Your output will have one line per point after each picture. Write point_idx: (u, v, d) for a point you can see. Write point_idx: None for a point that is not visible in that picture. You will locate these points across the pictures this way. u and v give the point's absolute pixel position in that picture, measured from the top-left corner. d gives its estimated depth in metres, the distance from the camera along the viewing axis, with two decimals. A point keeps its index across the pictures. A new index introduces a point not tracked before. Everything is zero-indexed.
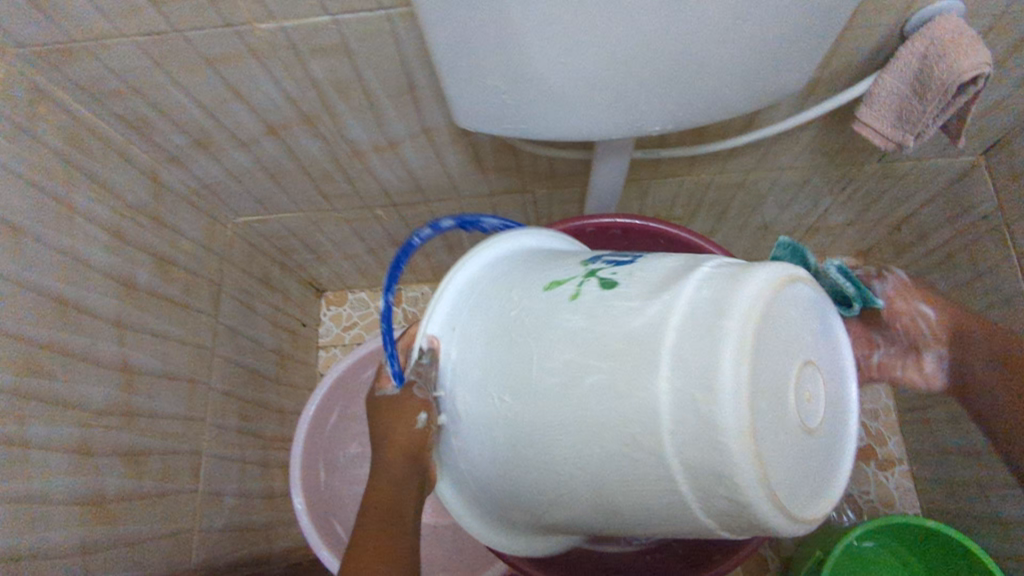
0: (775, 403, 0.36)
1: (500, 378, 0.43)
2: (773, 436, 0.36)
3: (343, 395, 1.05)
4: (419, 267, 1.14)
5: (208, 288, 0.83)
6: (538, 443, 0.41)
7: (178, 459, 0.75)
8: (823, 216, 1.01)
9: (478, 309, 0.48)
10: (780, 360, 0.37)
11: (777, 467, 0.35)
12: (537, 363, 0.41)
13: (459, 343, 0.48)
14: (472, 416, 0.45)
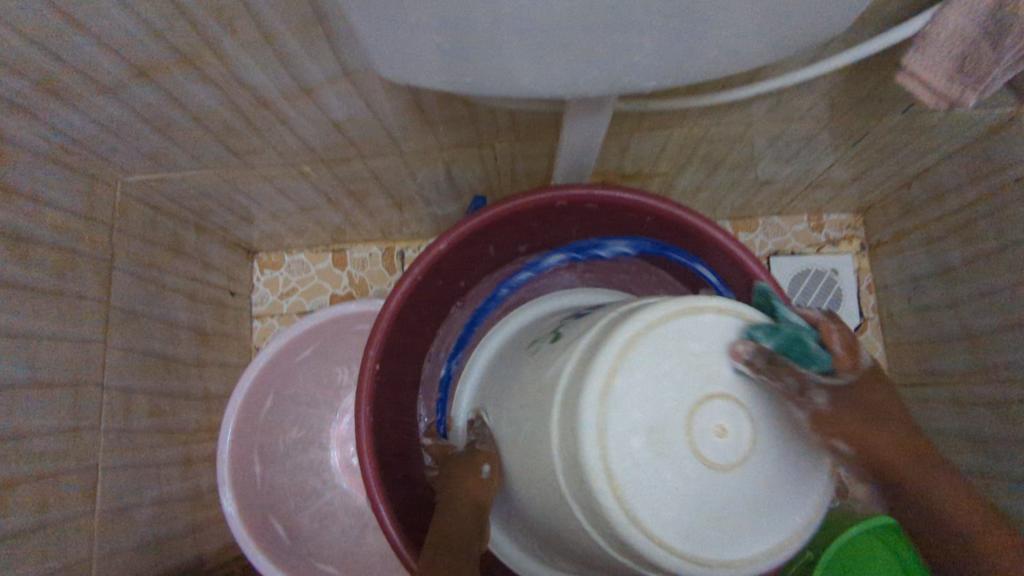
0: (657, 440, 0.39)
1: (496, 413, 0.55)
2: (640, 473, 0.39)
3: (278, 378, 0.90)
4: (364, 226, 0.99)
5: (93, 267, 0.68)
6: (515, 473, 0.50)
7: (64, 481, 0.62)
8: (825, 171, 0.89)
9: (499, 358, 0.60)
10: (672, 381, 0.41)
11: (616, 489, 0.39)
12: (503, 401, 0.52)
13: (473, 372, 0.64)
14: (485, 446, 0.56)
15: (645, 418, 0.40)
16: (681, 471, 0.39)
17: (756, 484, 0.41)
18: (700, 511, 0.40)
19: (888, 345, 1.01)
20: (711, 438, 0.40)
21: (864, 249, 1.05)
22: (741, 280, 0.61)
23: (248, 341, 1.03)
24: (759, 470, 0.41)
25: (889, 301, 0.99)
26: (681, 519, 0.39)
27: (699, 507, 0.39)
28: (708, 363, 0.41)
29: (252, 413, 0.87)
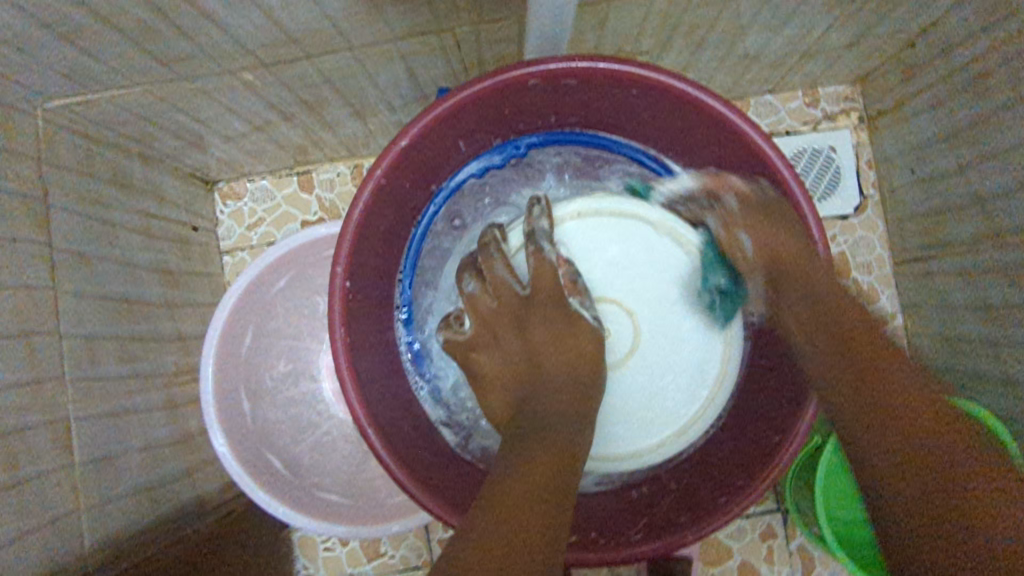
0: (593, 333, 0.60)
1: (623, 334, 0.61)
2: (619, 333, 0.61)
3: (256, 312, 0.87)
4: (327, 143, 0.92)
5: (30, 207, 0.62)
6: (638, 378, 0.62)
7: (32, 436, 0.58)
8: (821, 36, 0.81)
9: (625, 270, 0.62)
10: (630, 277, 0.62)
11: (616, 343, 0.61)
12: (646, 315, 0.62)
13: (617, 285, 0.61)
14: (620, 340, 0.61)
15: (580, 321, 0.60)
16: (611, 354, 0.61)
17: (664, 351, 0.62)
18: (646, 380, 0.62)
19: (890, 222, 0.97)
20: (614, 338, 0.61)
21: (862, 122, 0.98)
22: (743, 154, 0.57)
23: (219, 277, 0.98)
24: (678, 335, 0.62)
25: (892, 176, 0.94)
26: (631, 417, 0.62)
27: (638, 378, 0.62)
28: (591, 271, 0.61)
29: (232, 350, 0.84)
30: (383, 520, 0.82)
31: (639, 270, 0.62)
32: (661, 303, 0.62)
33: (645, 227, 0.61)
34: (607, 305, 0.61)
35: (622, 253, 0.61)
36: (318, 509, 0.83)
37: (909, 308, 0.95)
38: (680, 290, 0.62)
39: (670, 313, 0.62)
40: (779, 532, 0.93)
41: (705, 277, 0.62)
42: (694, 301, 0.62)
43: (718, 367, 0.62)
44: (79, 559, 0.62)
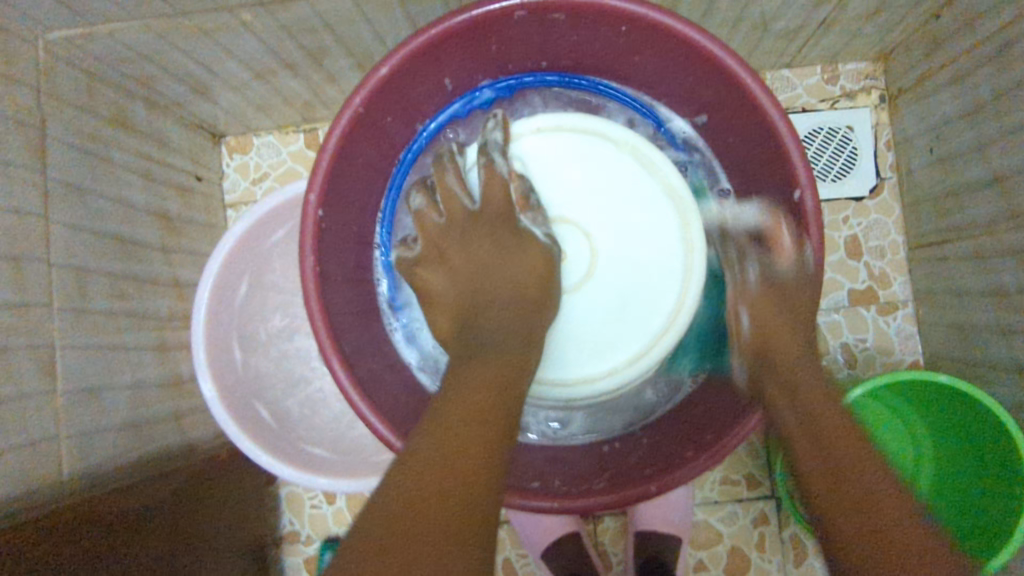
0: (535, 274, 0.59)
1: (578, 253, 0.60)
2: (574, 253, 0.60)
3: (253, 260, 0.87)
4: (334, 100, 0.92)
5: (26, 133, 0.62)
6: (592, 302, 0.60)
7: (15, 358, 0.59)
8: (841, 4, 0.79)
9: (584, 188, 0.61)
10: (587, 195, 0.61)
11: (572, 262, 0.60)
12: (603, 235, 0.61)
13: (573, 202, 0.61)
14: (575, 260, 0.60)
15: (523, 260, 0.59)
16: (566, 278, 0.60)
17: (623, 272, 0.60)
18: (602, 302, 0.60)
19: (907, 206, 0.93)
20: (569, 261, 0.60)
21: (883, 102, 0.95)
22: (735, 95, 0.56)
23: (221, 230, 0.98)
24: (638, 257, 0.60)
25: (911, 157, 0.91)
26: (584, 342, 0.61)
27: (592, 300, 0.60)
28: (546, 191, 0.61)
29: (226, 298, 0.85)
30: (366, 473, 0.81)
31: (599, 187, 0.61)
32: (621, 221, 0.61)
33: (606, 142, 0.61)
34: (563, 223, 0.60)
35: (579, 173, 0.61)
36: (303, 461, 0.83)
37: (922, 295, 0.91)
38: (641, 211, 0.61)
39: (631, 231, 0.61)
40: (772, 520, 0.90)
41: (668, 196, 0.60)
42: (656, 221, 0.60)
43: (680, 292, 0.60)
44: (58, 484, 0.63)
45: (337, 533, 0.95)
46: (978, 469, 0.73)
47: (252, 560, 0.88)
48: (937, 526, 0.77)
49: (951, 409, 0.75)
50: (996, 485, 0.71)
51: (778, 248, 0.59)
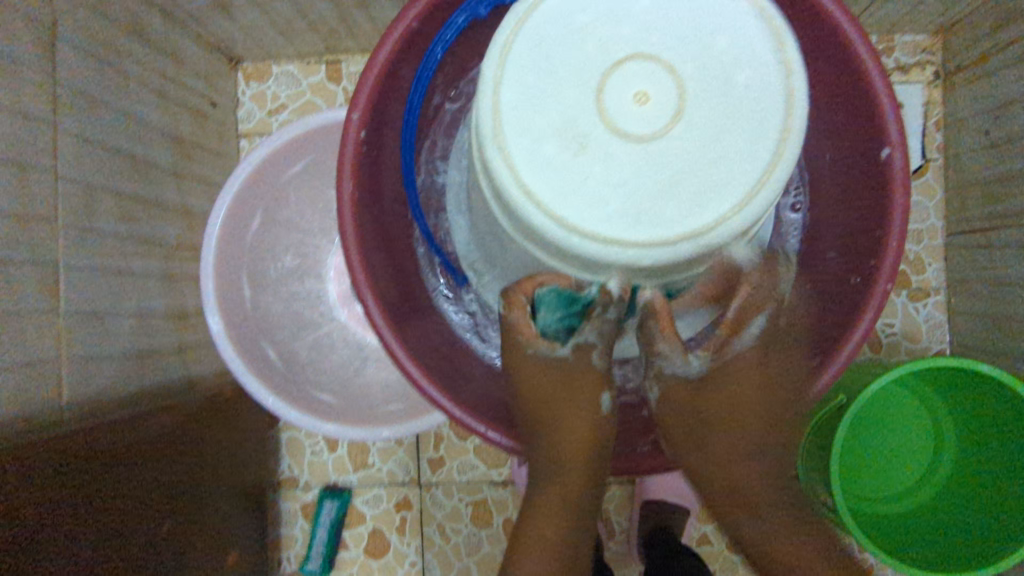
0: (567, 132, 0.40)
1: (648, 90, 0.40)
2: (642, 92, 0.40)
3: (267, 195, 0.83)
4: (360, 29, 0.86)
5: (34, 31, 0.57)
6: (674, 152, 0.40)
7: (15, 273, 0.55)
8: None
9: (644, 20, 0.41)
10: (654, 23, 0.41)
11: (646, 105, 0.40)
12: (684, 68, 0.40)
13: (631, 31, 0.41)
14: (648, 100, 0.40)
15: (542, 137, 0.40)
16: (620, 124, 0.40)
17: (716, 110, 0.40)
18: (686, 155, 0.40)
19: (950, 190, 0.90)
20: (635, 102, 0.40)
21: (937, 78, 0.91)
22: (820, 36, 0.48)
23: (233, 160, 0.93)
24: (734, 91, 0.41)
25: (963, 138, 0.87)
26: (652, 215, 0.40)
27: (671, 147, 0.40)
28: (600, 27, 0.41)
29: (238, 232, 0.81)
30: (374, 424, 0.78)
31: (674, 17, 0.41)
32: (709, 52, 0.41)
33: None
34: (626, 54, 0.41)
35: (649, 4, 0.42)
36: (309, 406, 0.80)
37: (956, 283, 0.89)
38: (729, 39, 0.41)
39: (720, 65, 0.41)
40: None
41: (761, 22, 0.42)
42: (749, 52, 0.41)
43: (786, 123, 0.41)
44: (58, 412, 0.60)
45: (337, 481, 0.93)
46: (999, 470, 0.72)
47: (248, 504, 0.86)
48: (945, 523, 0.77)
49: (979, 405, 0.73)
50: (1012, 495, 0.70)
51: (861, 206, 0.49)
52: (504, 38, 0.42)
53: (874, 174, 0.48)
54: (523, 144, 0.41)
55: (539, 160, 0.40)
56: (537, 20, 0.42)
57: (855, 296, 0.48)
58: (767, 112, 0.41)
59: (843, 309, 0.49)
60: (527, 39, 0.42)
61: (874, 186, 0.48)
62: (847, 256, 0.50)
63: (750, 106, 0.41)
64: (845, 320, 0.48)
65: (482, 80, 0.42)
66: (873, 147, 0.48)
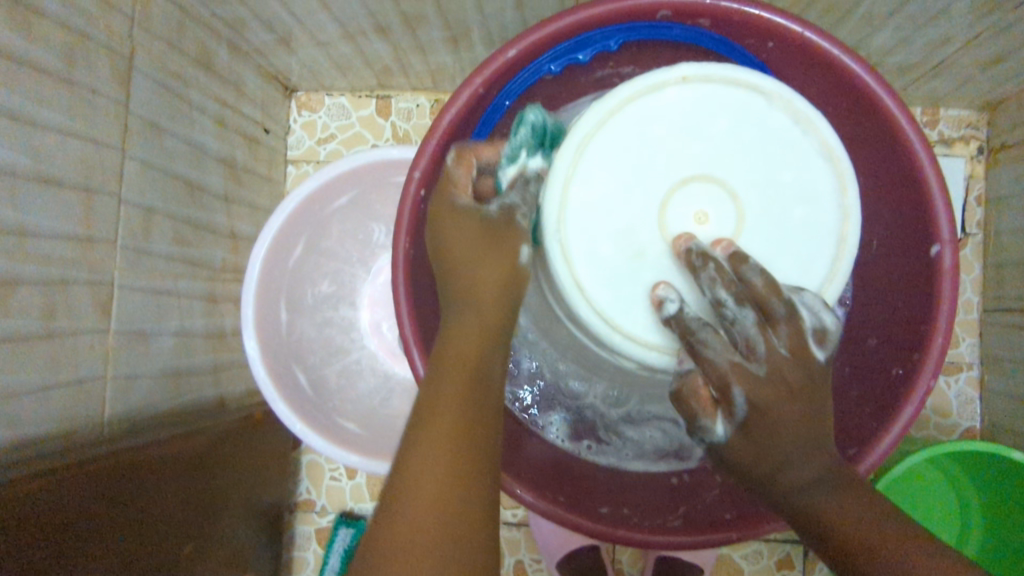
0: (625, 239, 0.45)
1: (706, 212, 0.45)
2: (701, 213, 0.45)
3: (312, 224, 0.85)
4: (413, 69, 0.88)
5: (112, 62, 0.60)
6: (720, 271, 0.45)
7: (74, 292, 0.57)
8: (964, 47, 0.75)
9: (716, 145, 0.46)
10: (723, 148, 0.46)
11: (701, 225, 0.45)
12: (740, 193, 0.45)
13: (701, 153, 0.46)
14: (705, 223, 0.45)
15: (603, 238, 0.45)
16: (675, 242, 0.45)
17: (768, 236, 0.45)
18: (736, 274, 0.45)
19: (989, 267, 0.89)
20: (691, 223, 0.45)
21: (981, 154, 0.91)
22: (874, 126, 0.49)
23: (281, 186, 0.96)
24: (785, 223, 0.46)
25: (1004, 216, 0.86)
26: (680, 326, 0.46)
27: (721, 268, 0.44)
28: (674, 143, 0.46)
29: (281, 259, 0.83)
30: (396, 458, 0.79)
31: (742, 144, 0.46)
32: (769, 182, 0.46)
33: (755, 93, 0.46)
34: (696, 177, 0.45)
35: (724, 127, 0.46)
36: (336, 435, 0.81)
37: (991, 362, 0.87)
38: (792, 171, 0.46)
39: (777, 195, 0.46)
40: (797, 565, 0.88)
41: (824, 155, 0.46)
42: (809, 184, 0.46)
43: (830, 264, 0.46)
44: (99, 427, 0.62)
45: (353, 509, 0.93)
46: None
47: (266, 525, 0.87)
48: None
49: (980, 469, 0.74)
50: None
51: (904, 298, 0.50)
52: (586, 133, 0.46)
53: (920, 271, 0.48)
54: (584, 241, 0.45)
55: (594, 258, 0.45)
56: (618, 122, 0.46)
57: (895, 388, 0.48)
58: (815, 244, 0.46)
59: (883, 399, 0.49)
60: (609, 141, 0.46)
61: (915, 277, 0.48)
62: (889, 344, 0.50)
63: (799, 235, 0.46)
64: (882, 411, 0.49)
65: (554, 174, 0.46)
66: (914, 239, 0.49)
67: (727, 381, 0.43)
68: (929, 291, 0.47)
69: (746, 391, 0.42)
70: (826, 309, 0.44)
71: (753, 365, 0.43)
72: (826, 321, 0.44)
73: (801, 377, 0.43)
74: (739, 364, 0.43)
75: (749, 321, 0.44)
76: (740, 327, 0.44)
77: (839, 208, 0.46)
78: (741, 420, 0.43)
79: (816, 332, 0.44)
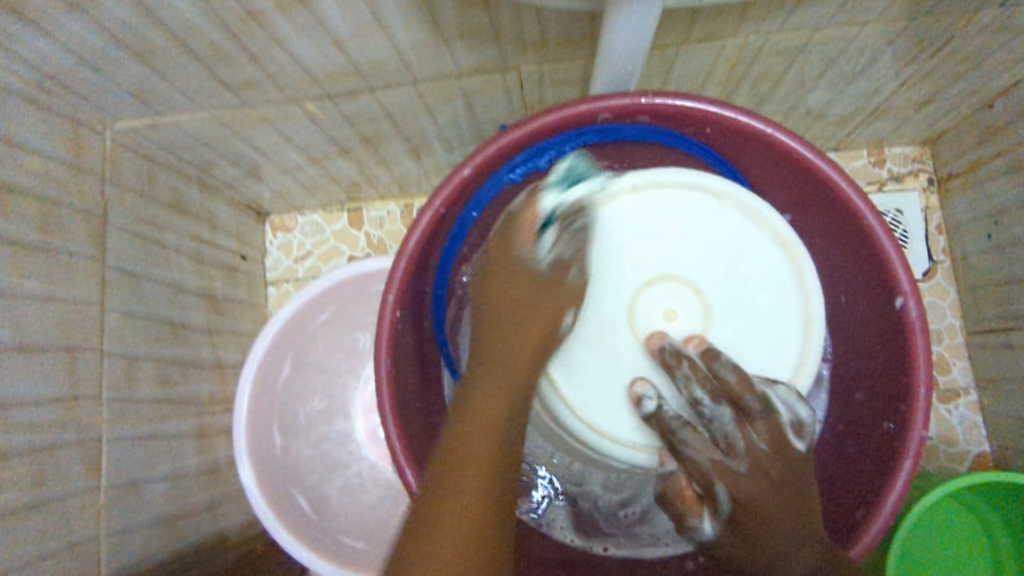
0: (605, 345, 0.53)
1: (675, 311, 0.53)
2: (671, 315, 0.53)
3: (296, 343, 0.85)
4: (379, 181, 0.91)
5: (85, 222, 0.62)
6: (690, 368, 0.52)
7: (60, 455, 0.56)
8: (893, 93, 0.80)
9: (675, 252, 0.54)
10: (679, 253, 0.54)
11: (671, 326, 0.53)
12: (703, 290, 0.54)
13: (662, 258, 0.54)
14: (675, 324, 0.53)
15: (585, 345, 0.53)
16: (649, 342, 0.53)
17: (733, 329, 0.53)
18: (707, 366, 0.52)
19: (962, 291, 0.91)
20: (664, 324, 0.53)
21: (932, 184, 0.94)
22: (821, 193, 0.51)
23: (262, 308, 0.97)
24: (751, 311, 0.53)
25: (966, 240, 0.89)
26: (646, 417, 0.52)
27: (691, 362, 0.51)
28: (637, 252, 0.54)
29: (269, 383, 0.83)
30: None
31: (700, 246, 0.54)
32: (729, 279, 0.54)
33: (706, 198, 0.54)
34: (663, 281, 0.54)
35: (678, 231, 0.54)
36: (341, 556, 0.78)
37: (985, 384, 0.88)
38: (749, 264, 0.54)
39: (738, 287, 0.54)
40: None
41: (778, 245, 0.53)
42: (767, 273, 0.54)
43: (801, 346, 0.53)
44: None
45: None
46: None
47: None
48: None
49: (977, 490, 0.74)
50: None
51: (884, 353, 0.51)
52: None
53: (893, 330, 0.49)
54: (570, 349, 0.53)
55: (579, 363, 0.53)
56: (583, 240, 0.54)
57: (891, 444, 0.49)
58: (775, 329, 0.53)
59: (882, 457, 0.49)
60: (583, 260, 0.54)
61: (889, 332, 0.50)
62: (879, 401, 0.51)
63: (760, 322, 0.53)
64: (883, 471, 0.48)
65: None
66: (878, 296, 0.50)
67: (709, 481, 0.49)
68: (904, 351, 0.48)
69: (727, 487, 0.49)
70: (800, 404, 0.50)
71: (732, 462, 0.49)
72: (802, 415, 0.50)
73: (781, 470, 0.49)
74: (719, 461, 0.49)
75: (724, 419, 0.50)
76: (718, 424, 0.50)
77: (800, 293, 0.53)
78: (724, 514, 0.49)
79: (795, 425, 0.50)
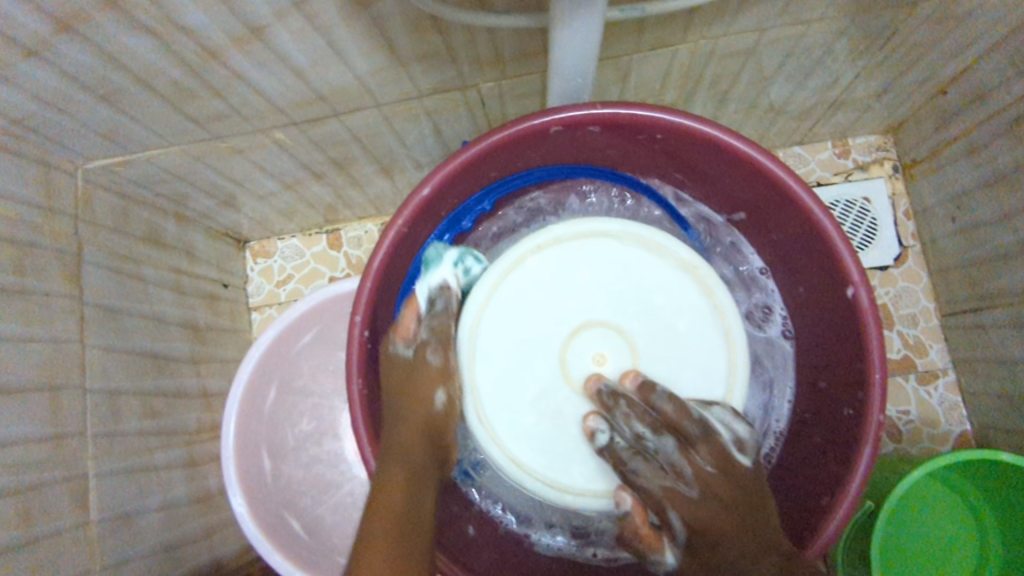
0: (541, 404, 0.54)
1: (605, 352, 0.55)
2: (600, 356, 0.55)
3: (279, 368, 0.86)
4: (354, 201, 0.92)
5: (61, 261, 0.62)
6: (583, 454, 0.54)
7: (48, 493, 0.57)
8: (849, 85, 0.81)
9: (591, 290, 0.56)
10: (596, 292, 0.56)
11: (600, 369, 0.54)
12: (625, 325, 0.55)
13: (580, 301, 0.56)
14: (605, 364, 0.54)
15: (521, 409, 0.54)
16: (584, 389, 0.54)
17: (662, 359, 0.55)
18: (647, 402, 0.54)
19: (934, 275, 0.93)
20: (593, 366, 0.54)
21: (897, 172, 0.96)
22: (771, 190, 0.53)
23: (246, 334, 0.98)
24: (674, 339, 0.55)
25: (933, 224, 0.91)
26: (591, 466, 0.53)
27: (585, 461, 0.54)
28: (555, 305, 0.56)
29: (255, 409, 0.83)
30: None
31: (614, 284, 0.56)
32: (648, 312, 0.56)
33: (612, 236, 0.57)
34: (586, 325, 0.55)
35: (590, 275, 0.56)
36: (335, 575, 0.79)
37: (962, 365, 0.89)
38: (663, 294, 0.56)
39: (658, 320, 0.56)
40: None
41: (682, 271, 0.56)
42: (682, 302, 0.56)
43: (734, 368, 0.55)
44: None
45: None
46: None
47: None
48: None
49: (955, 469, 0.75)
50: None
51: (842, 342, 0.52)
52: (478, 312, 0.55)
53: (848, 319, 0.51)
54: (505, 417, 0.54)
55: (515, 429, 0.54)
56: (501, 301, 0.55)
57: (852, 431, 0.50)
58: (707, 356, 0.55)
59: (844, 444, 0.51)
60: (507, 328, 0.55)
61: (845, 324, 0.51)
62: (838, 390, 0.53)
63: (693, 349, 0.55)
64: (845, 458, 0.50)
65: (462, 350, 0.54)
66: (831, 289, 0.52)
67: (664, 507, 0.49)
68: (860, 341, 0.50)
69: (677, 508, 0.48)
70: (737, 422, 0.51)
71: (684, 487, 0.49)
72: (740, 432, 0.50)
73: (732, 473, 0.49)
74: (671, 490, 0.49)
75: (670, 448, 0.50)
76: (664, 455, 0.50)
77: (714, 310, 0.56)
78: (683, 540, 0.49)
79: (735, 441, 0.50)
